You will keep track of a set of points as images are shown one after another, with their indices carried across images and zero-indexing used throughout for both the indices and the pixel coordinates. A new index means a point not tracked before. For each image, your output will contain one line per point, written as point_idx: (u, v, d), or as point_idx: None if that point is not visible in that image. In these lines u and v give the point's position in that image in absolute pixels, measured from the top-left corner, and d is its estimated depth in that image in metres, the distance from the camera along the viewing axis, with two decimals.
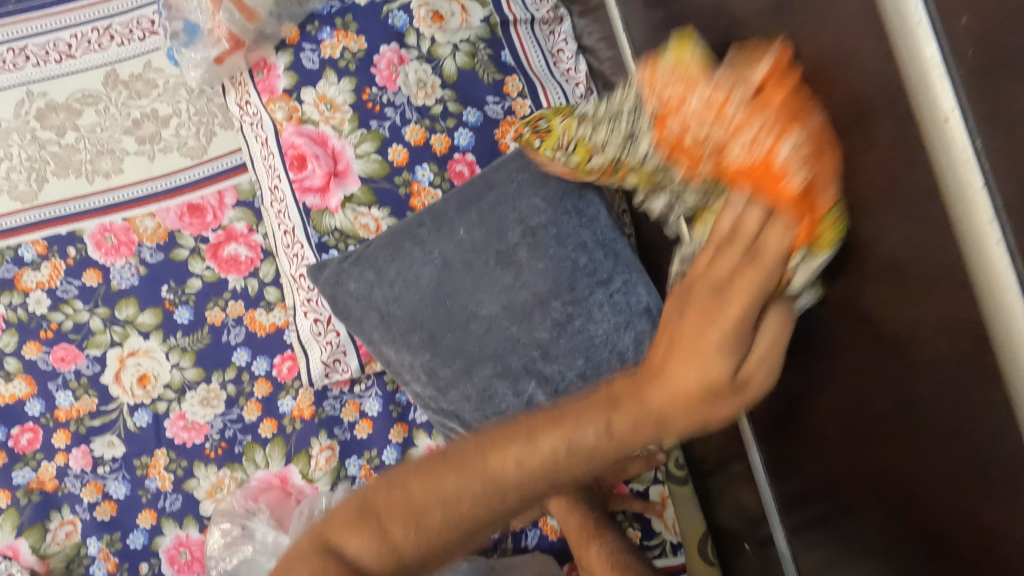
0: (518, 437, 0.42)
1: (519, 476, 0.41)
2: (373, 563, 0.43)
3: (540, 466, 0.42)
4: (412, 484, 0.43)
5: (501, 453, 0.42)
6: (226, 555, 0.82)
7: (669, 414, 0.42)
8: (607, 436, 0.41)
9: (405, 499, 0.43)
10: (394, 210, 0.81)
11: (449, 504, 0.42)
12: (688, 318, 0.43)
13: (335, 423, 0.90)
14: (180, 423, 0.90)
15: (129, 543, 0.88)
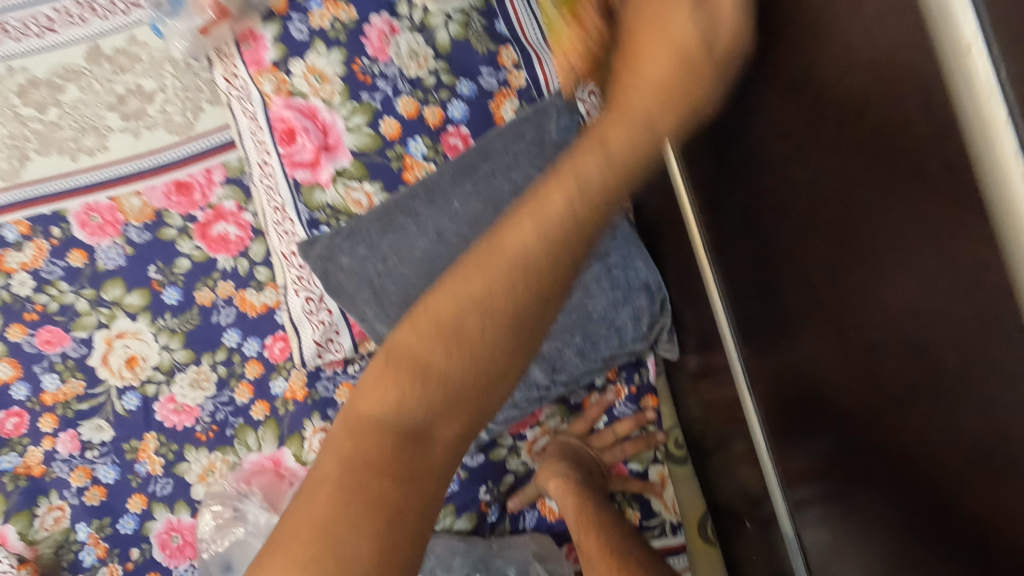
0: (528, 211, 0.45)
1: (543, 242, 0.44)
2: (419, 395, 0.50)
3: (525, 280, 0.45)
4: (423, 328, 0.49)
5: (517, 229, 0.45)
6: (217, 537, 0.82)
7: (655, 117, 0.43)
8: (607, 162, 0.43)
9: (419, 342, 0.49)
10: (386, 184, 0.79)
11: (478, 301, 0.46)
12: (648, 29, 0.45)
13: (329, 404, 0.86)
14: (170, 406, 0.88)
15: (119, 528, 0.86)
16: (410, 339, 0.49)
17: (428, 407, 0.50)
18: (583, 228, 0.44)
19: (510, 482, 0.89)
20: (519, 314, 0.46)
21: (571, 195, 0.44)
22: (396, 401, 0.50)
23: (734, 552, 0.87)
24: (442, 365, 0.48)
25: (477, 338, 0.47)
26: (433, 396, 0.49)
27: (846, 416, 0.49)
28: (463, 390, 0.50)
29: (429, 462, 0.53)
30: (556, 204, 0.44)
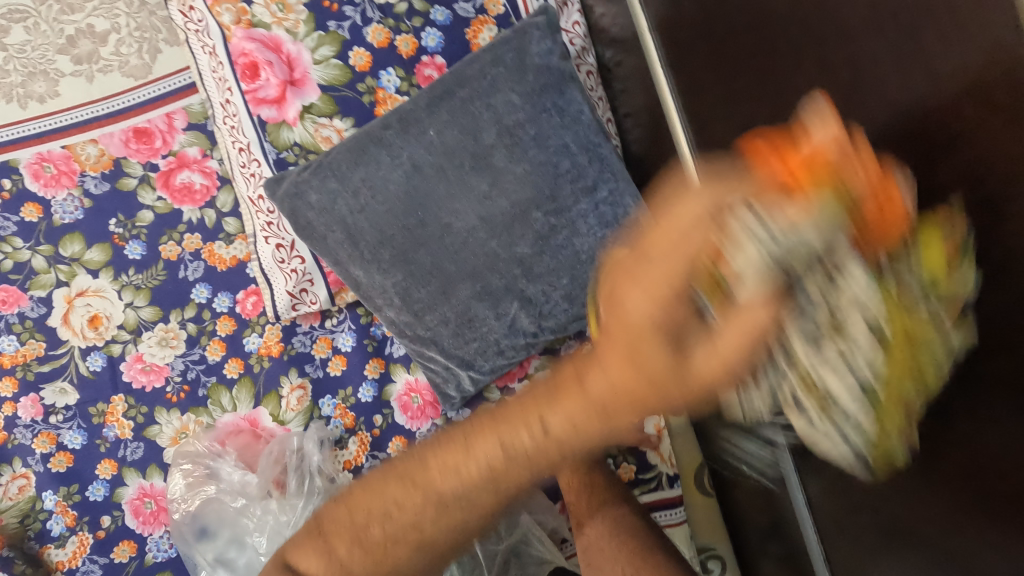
0: (456, 449, 0.40)
1: (459, 484, 0.39)
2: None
3: (498, 473, 0.38)
4: (390, 487, 0.43)
5: (439, 460, 0.41)
6: (188, 497, 0.78)
7: (613, 407, 0.33)
8: (538, 435, 0.36)
9: (383, 505, 0.43)
10: (359, 120, 0.74)
11: (391, 512, 0.42)
12: (618, 276, 0.35)
13: (306, 360, 0.84)
14: (138, 366, 0.83)
15: (89, 495, 0.81)
16: (393, 480, 0.43)
17: (374, 565, 0.44)
18: (554, 447, 0.37)
19: None
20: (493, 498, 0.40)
21: (532, 439, 0.36)
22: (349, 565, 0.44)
23: (733, 504, 0.84)
24: (422, 511, 0.41)
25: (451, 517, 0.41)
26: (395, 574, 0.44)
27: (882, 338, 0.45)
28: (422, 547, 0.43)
29: None
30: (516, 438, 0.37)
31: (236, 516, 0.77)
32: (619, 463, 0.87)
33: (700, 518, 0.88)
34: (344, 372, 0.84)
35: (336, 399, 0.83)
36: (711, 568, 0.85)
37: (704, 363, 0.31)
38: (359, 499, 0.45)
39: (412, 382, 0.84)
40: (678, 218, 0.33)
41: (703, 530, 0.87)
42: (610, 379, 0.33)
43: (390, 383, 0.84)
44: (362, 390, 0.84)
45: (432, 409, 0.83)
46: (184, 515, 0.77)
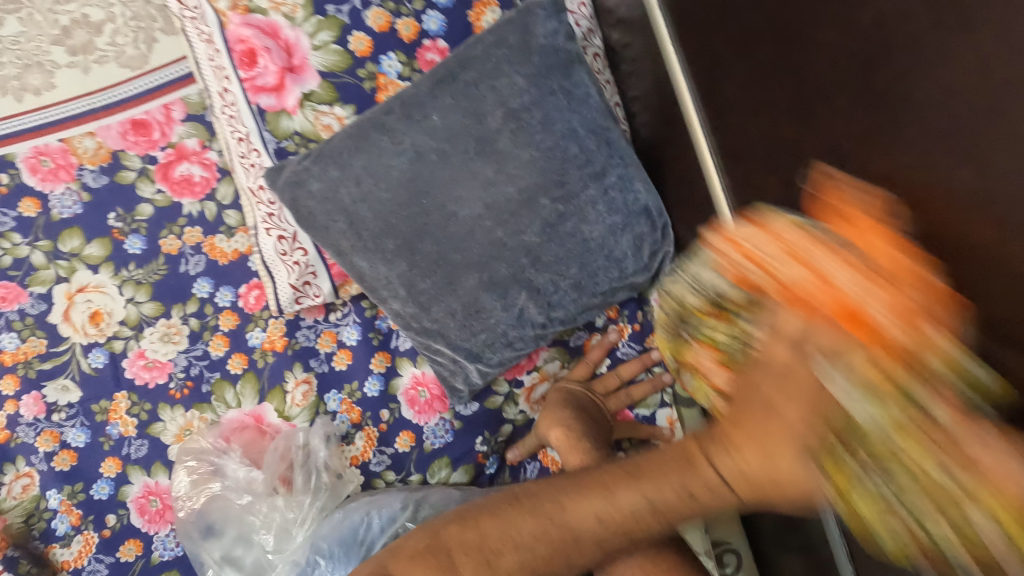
0: (598, 494, 0.49)
1: (597, 526, 0.49)
2: None
3: (608, 520, 0.48)
4: (541, 518, 0.50)
5: (581, 507, 0.49)
6: (193, 494, 0.77)
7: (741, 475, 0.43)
8: (682, 493, 0.46)
9: (533, 540, 0.50)
10: (360, 107, 0.72)
11: (523, 547, 0.50)
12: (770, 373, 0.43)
13: (311, 354, 0.82)
14: (141, 363, 0.81)
15: (94, 493, 0.80)
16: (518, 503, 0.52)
17: None
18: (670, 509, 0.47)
19: (508, 431, 0.83)
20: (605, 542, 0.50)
21: (665, 493, 0.46)
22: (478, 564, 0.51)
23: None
24: (548, 547, 0.50)
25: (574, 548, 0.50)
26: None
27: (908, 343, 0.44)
28: None
29: None
30: (626, 495, 0.48)
31: (246, 512, 0.76)
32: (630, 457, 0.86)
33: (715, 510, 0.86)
34: (349, 366, 0.82)
35: (342, 394, 0.82)
36: (727, 561, 0.83)
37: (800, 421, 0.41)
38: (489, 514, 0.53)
39: (419, 375, 0.82)
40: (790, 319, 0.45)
41: (718, 523, 0.85)
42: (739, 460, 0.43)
43: (396, 377, 0.83)
44: (368, 384, 0.82)
45: (440, 402, 0.82)
46: (189, 513, 0.77)
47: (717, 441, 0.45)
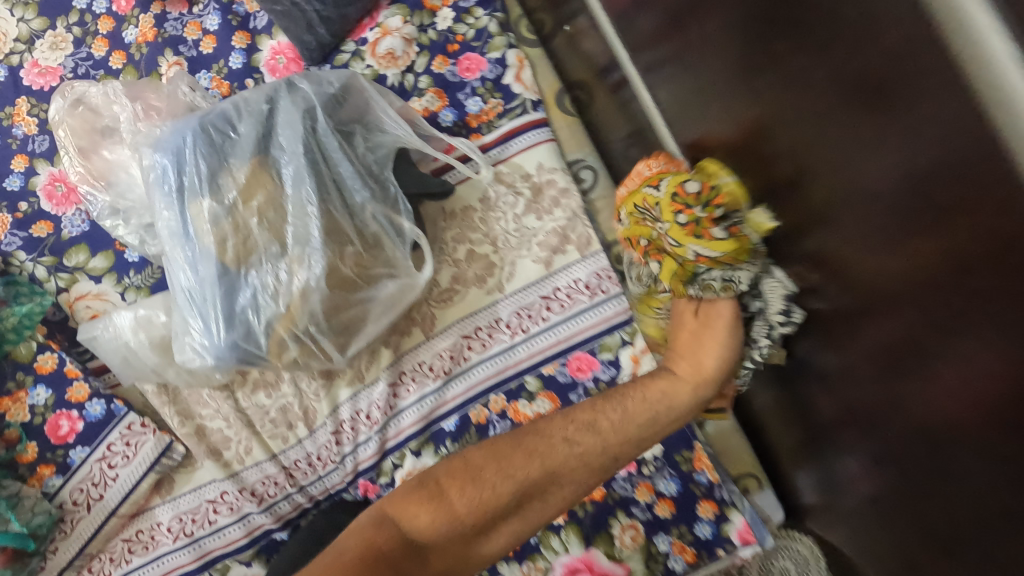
0: (537, 503, 0.61)
1: (564, 453, 0.61)
2: (428, 532, 0.57)
3: (528, 512, 0.60)
4: (518, 444, 0.62)
5: (511, 463, 0.60)
6: (68, 112, 0.85)
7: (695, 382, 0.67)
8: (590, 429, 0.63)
9: (501, 472, 0.59)
10: (221, 32, 0.93)
11: (485, 497, 0.58)
12: (682, 336, 0.70)
13: (179, 42, 0.93)
14: (35, 71, 0.93)
15: (7, 186, 0.91)
16: (432, 488, 0.60)
17: (460, 525, 0.57)
18: (551, 462, 0.61)
19: None
20: (495, 498, 0.58)
21: (554, 447, 0.61)
22: (417, 534, 0.57)
23: (592, 120, 0.95)
24: (501, 489, 0.59)
25: (497, 494, 0.58)
26: (455, 542, 0.58)
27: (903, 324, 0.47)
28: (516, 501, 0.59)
29: None
30: (651, 385, 0.67)
31: (107, 144, 0.83)
32: (486, 100, 0.92)
33: (564, 135, 0.94)
34: (214, 48, 0.92)
35: (211, 74, 0.91)
36: (583, 177, 0.93)
37: (707, 365, 0.67)
38: (416, 502, 0.59)
39: (275, 44, 0.92)
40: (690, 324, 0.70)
41: (569, 146, 0.93)
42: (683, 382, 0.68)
43: (258, 54, 0.93)
44: (232, 59, 0.92)
45: (295, 65, 0.92)
46: (65, 127, 0.84)
47: (671, 354, 0.71)
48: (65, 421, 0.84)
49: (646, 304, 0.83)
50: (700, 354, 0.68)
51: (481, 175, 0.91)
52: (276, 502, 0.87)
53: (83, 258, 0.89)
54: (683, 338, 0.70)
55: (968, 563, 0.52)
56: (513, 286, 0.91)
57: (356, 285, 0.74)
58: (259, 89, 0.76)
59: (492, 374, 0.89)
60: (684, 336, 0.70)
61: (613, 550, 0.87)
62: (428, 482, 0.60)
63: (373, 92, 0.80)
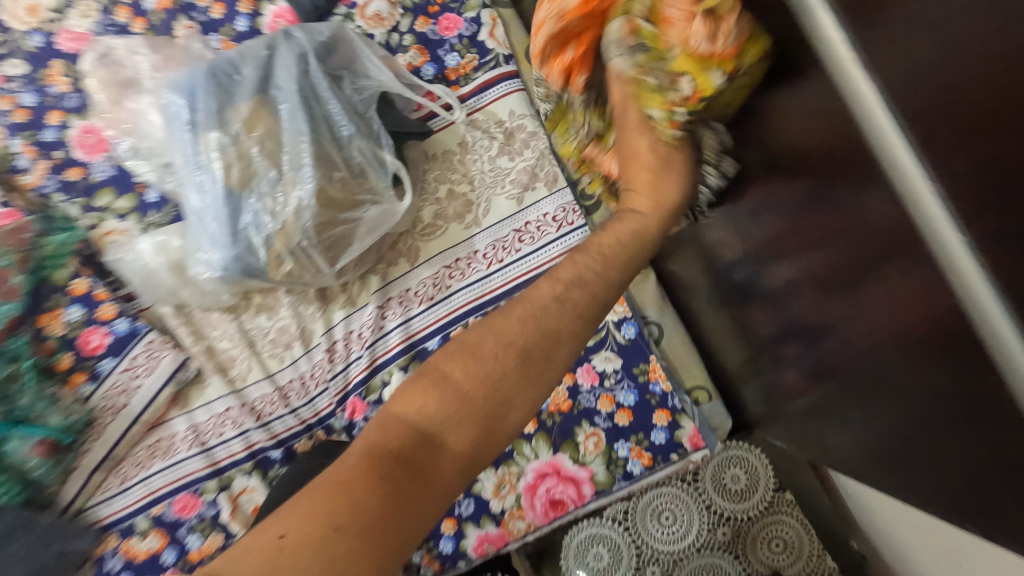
0: (535, 368, 0.59)
1: (559, 305, 0.61)
2: (436, 413, 0.56)
3: (532, 379, 0.59)
4: (505, 316, 0.62)
5: (506, 325, 0.61)
6: (97, 67, 0.97)
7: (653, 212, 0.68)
8: (574, 285, 0.63)
9: (492, 337, 0.60)
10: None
11: (481, 364, 0.59)
12: (644, 170, 0.67)
13: (192, 9, 1.05)
14: (68, 36, 1.06)
15: (44, 137, 1.04)
16: (435, 380, 0.58)
17: (467, 396, 0.57)
18: (542, 319, 0.61)
19: None
20: (494, 367, 0.58)
21: (542, 305, 0.62)
22: (425, 420, 0.56)
23: None
24: (498, 357, 0.59)
25: (494, 362, 0.59)
26: (468, 423, 0.56)
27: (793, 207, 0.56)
28: (517, 368, 0.59)
29: (398, 486, 0.52)
30: (625, 229, 0.67)
31: (129, 93, 0.95)
32: (463, 56, 1.03)
33: (533, 86, 1.04)
34: (222, 13, 1.04)
35: (220, 36, 1.03)
36: None
37: (665, 195, 0.67)
38: (419, 390, 0.59)
39: (276, 8, 1.04)
40: (647, 159, 0.67)
41: (537, 95, 1.04)
42: (644, 212, 0.68)
43: (261, 18, 1.05)
44: (238, 22, 1.04)
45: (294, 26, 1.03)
46: (94, 80, 0.97)
47: (626, 186, 0.70)
48: (96, 336, 0.96)
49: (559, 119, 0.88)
50: (644, 182, 0.68)
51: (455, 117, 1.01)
52: (275, 419, 0.98)
53: (110, 199, 1.02)
54: (631, 167, 0.69)
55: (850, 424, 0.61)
56: (488, 221, 0.99)
57: (344, 207, 0.86)
58: (259, 40, 0.88)
59: (469, 300, 0.96)
60: (654, 184, 0.67)
61: (578, 455, 0.95)
62: (429, 375, 0.59)
63: (359, 43, 0.91)
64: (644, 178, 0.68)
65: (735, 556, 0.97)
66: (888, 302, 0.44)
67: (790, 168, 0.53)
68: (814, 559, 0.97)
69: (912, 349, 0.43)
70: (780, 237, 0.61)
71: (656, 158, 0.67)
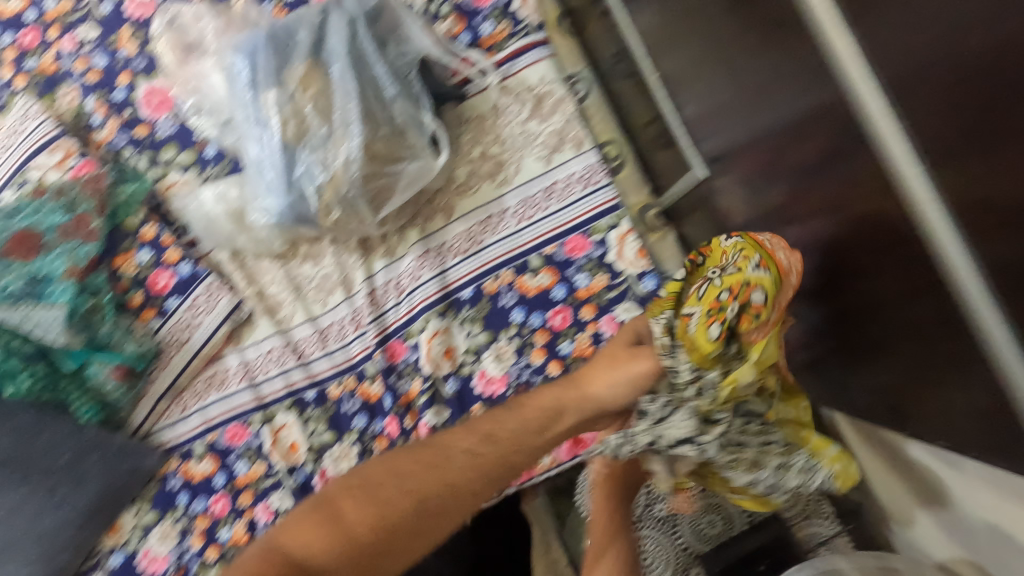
0: (443, 521, 0.69)
1: (466, 464, 0.71)
2: (316, 555, 0.66)
3: (427, 531, 0.69)
4: (419, 451, 0.74)
5: (420, 464, 0.72)
6: (167, 32, 1.07)
7: (581, 395, 0.73)
8: (478, 443, 0.72)
9: (411, 469, 0.72)
10: None
11: (383, 505, 0.69)
12: (604, 358, 0.75)
13: None
14: (135, 4, 1.16)
15: (114, 96, 1.14)
16: (327, 511, 0.70)
17: (361, 539, 0.67)
18: (463, 478, 0.70)
19: None
20: (398, 509, 0.69)
21: (461, 446, 0.73)
22: (303, 556, 0.66)
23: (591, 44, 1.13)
24: (407, 498, 0.70)
25: (394, 508, 0.69)
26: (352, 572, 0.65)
27: (815, 164, 0.65)
28: (412, 530, 0.68)
29: None
30: (531, 407, 0.74)
31: (194, 55, 1.05)
32: (497, 24, 1.09)
33: (563, 53, 1.11)
34: None
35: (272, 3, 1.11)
36: (578, 89, 1.09)
37: (595, 390, 0.72)
38: (309, 526, 0.68)
39: None
40: (622, 352, 0.74)
41: (567, 63, 1.10)
42: (574, 407, 0.73)
43: None
44: None
45: None
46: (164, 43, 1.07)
47: (588, 373, 0.74)
48: (164, 276, 1.07)
49: (641, 203, 1.06)
50: (600, 375, 0.73)
51: (489, 80, 1.08)
52: (317, 357, 1.08)
53: (173, 153, 1.11)
54: (609, 355, 0.75)
55: (855, 356, 0.71)
56: (520, 179, 1.06)
57: (386, 161, 0.94)
58: (313, 7, 0.95)
59: (500, 253, 1.04)
60: (594, 381, 0.73)
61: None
62: (323, 504, 0.71)
63: (405, 10, 0.98)
64: (593, 376, 0.73)
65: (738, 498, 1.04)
66: (914, 230, 0.53)
67: (820, 126, 0.61)
68: (812, 503, 1.03)
69: (937, 265, 0.51)
70: (803, 189, 0.70)
71: (632, 354, 0.73)
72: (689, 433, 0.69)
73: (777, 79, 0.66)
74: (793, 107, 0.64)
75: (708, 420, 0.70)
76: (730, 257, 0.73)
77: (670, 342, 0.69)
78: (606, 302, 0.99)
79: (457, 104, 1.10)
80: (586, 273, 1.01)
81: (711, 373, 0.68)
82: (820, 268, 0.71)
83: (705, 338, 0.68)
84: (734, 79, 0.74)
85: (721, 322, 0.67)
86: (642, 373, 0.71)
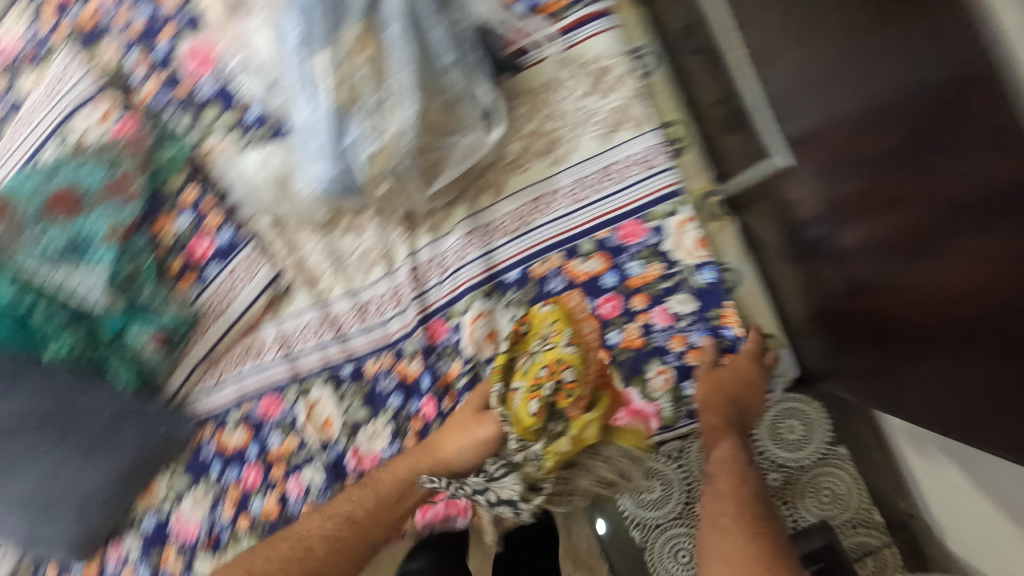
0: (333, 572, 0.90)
1: (355, 527, 0.91)
2: None
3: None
4: (281, 537, 0.92)
5: (318, 526, 0.91)
6: None
7: (438, 450, 0.91)
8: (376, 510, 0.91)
9: (302, 535, 0.91)
10: None
11: (272, 560, 0.90)
12: (462, 413, 0.93)
13: None
14: None
15: (156, 52, 1.10)
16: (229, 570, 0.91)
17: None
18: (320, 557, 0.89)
19: None
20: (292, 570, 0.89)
21: (317, 529, 0.91)
22: None
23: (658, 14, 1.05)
24: (294, 548, 0.90)
25: (308, 557, 0.90)
26: None
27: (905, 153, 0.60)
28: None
29: None
30: (395, 471, 0.92)
31: (239, 11, 1.00)
32: None
33: (627, 23, 1.05)
34: None
35: None
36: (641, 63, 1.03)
37: (448, 447, 0.91)
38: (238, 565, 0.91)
39: None
40: (470, 406, 0.94)
41: (632, 35, 1.04)
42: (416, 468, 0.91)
43: None
44: None
45: None
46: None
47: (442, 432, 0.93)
48: (204, 242, 1.04)
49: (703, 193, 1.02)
50: (453, 434, 0.91)
51: (551, 48, 1.02)
52: (354, 332, 1.05)
53: (214, 114, 1.08)
54: (462, 412, 0.93)
55: (934, 355, 0.67)
56: (573, 159, 1.00)
57: (439, 132, 0.89)
58: None
59: (550, 236, 0.99)
60: (453, 437, 0.91)
61: (646, 390, 0.95)
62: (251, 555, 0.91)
63: None
64: (451, 431, 0.92)
65: (784, 502, 1.02)
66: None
67: (919, 112, 0.56)
68: (862, 511, 1.01)
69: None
70: (885, 181, 0.65)
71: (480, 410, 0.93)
72: (513, 496, 0.85)
73: (879, 60, 0.60)
74: (896, 92, 0.58)
75: (533, 487, 0.87)
76: (548, 331, 0.90)
77: (506, 413, 0.88)
78: (660, 292, 0.95)
79: (511, 74, 1.03)
80: (640, 262, 0.96)
81: (554, 427, 0.87)
82: (899, 264, 0.67)
83: (528, 414, 0.86)
84: (828, 58, 0.67)
85: (538, 393, 0.86)
86: (488, 432, 0.90)
